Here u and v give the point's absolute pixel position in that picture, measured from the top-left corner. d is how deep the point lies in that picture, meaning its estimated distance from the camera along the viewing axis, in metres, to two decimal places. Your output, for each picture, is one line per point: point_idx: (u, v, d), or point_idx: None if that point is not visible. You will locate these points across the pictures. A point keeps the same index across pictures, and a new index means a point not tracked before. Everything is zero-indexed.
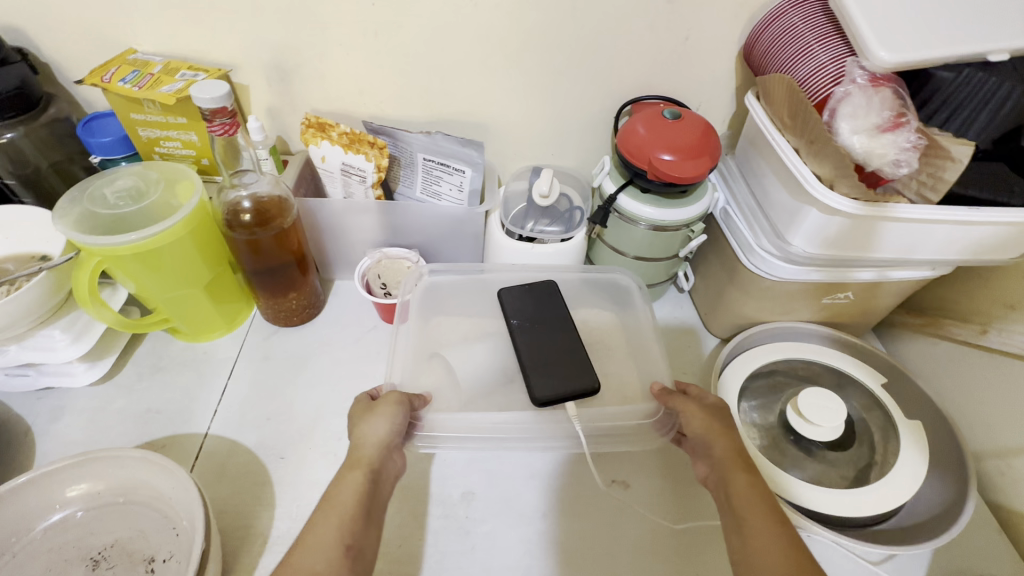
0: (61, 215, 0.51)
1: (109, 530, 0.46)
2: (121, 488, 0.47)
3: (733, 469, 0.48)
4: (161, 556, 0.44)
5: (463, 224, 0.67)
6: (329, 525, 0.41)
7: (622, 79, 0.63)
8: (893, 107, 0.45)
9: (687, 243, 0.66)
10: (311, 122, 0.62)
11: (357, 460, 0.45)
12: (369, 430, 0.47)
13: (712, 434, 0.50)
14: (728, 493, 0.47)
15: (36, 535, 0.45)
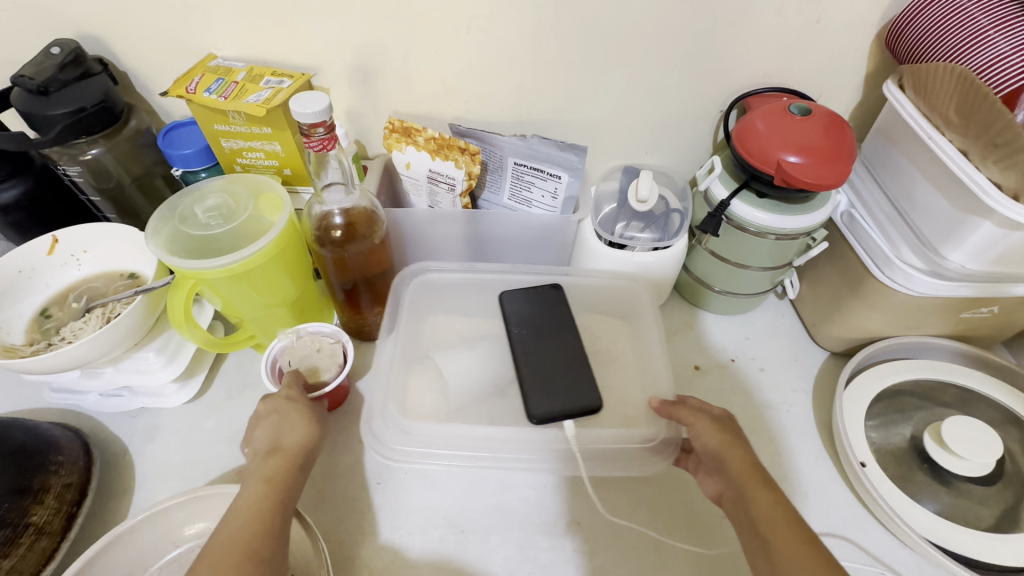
0: (154, 235, 0.50)
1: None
2: None
3: (752, 485, 0.41)
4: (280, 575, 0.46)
5: (552, 230, 0.62)
6: (257, 492, 0.41)
7: (736, 70, 0.56)
8: None
9: (805, 252, 0.59)
10: (396, 126, 0.58)
11: (278, 448, 0.44)
12: (294, 423, 0.46)
13: (723, 449, 0.44)
14: (751, 516, 0.39)
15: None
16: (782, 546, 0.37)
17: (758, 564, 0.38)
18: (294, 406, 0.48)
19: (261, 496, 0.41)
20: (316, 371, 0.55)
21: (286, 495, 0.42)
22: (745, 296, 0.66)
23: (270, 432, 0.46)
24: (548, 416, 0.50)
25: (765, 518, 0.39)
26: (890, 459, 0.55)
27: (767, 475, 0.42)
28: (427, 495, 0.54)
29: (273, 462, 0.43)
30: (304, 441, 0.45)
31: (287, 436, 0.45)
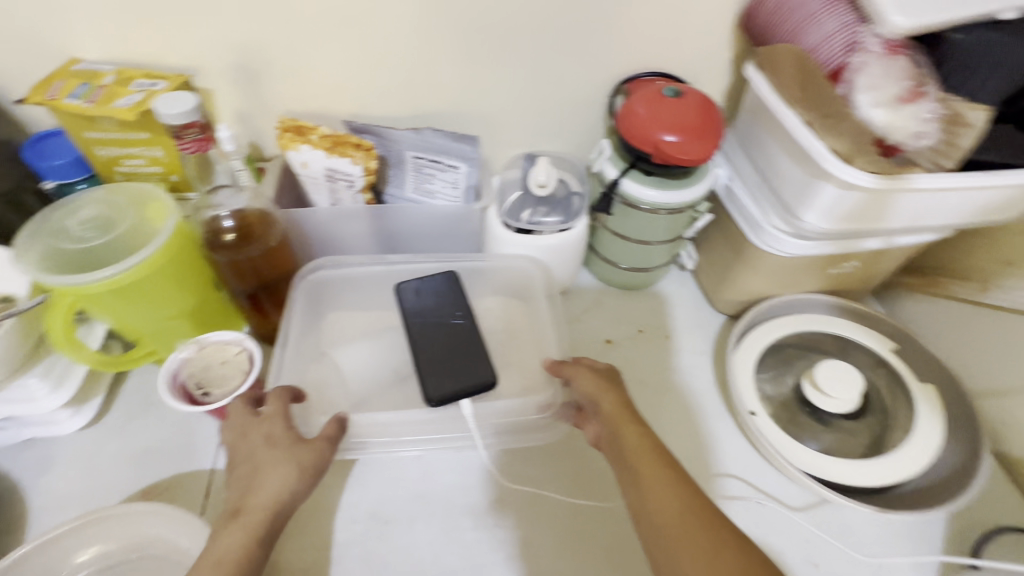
0: (22, 253, 0.47)
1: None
2: (134, 543, 0.45)
3: (623, 422, 0.47)
4: None
5: (460, 221, 0.64)
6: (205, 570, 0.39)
7: (616, 57, 0.60)
8: (911, 76, 0.46)
9: (692, 224, 0.64)
10: (287, 125, 0.57)
11: (244, 510, 0.42)
12: (263, 482, 0.43)
13: (599, 393, 0.49)
14: (620, 449, 0.45)
15: None
16: (642, 470, 0.43)
17: (625, 484, 0.44)
18: (273, 457, 0.44)
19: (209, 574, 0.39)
20: (220, 381, 0.53)
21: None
22: (650, 269, 0.70)
23: (242, 487, 0.44)
24: (443, 397, 0.52)
25: (630, 448, 0.45)
26: (777, 406, 0.61)
27: (636, 412, 0.48)
28: (349, 491, 0.54)
29: (232, 526, 0.41)
30: (272, 501, 0.43)
31: (253, 497, 0.43)
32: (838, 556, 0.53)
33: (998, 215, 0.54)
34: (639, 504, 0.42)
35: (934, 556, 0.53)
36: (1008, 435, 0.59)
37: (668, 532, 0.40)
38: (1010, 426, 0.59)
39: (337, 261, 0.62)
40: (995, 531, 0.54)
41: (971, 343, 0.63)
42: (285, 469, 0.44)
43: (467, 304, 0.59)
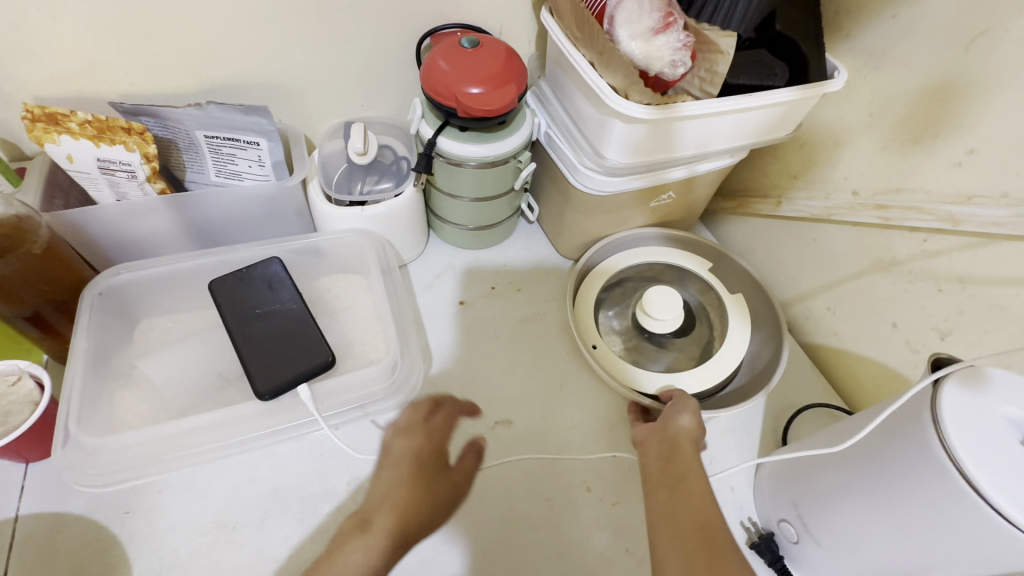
0: None
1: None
2: None
3: (682, 445, 0.48)
4: None
5: (277, 201, 0.60)
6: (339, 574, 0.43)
7: (410, 10, 0.57)
8: (661, 7, 0.48)
9: (519, 174, 0.65)
10: (36, 113, 0.48)
11: (368, 514, 0.49)
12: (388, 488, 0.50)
13: (677, 410, 0.52)
14: (668, 464, 0.47)
15: None
16: (683, 486, 0.44)
17: (659, 493, 0.45)
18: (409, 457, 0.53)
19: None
20: (7, 415, 0.47)
21: None
22: (495, 225, 0.70)
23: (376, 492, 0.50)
24: (275, 389, 0.49)
25: (678, 466, 0.46)
26: (619, 336, 0.65)
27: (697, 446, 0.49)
28: (190, 506, 0.50)
29: (360, 542, 0.46)
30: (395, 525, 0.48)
31: (380, 514, 0.48)
32: None
33: (783, 132, 0.59)
34: (663, 510, 0.43)
35: (755, 441, 0.60)
36: (812, 327, 0.67)
37: (685, 541, 0.40)
38: (812, 319, 0.67)
39: (133, 265, 0.55)
40: (801, 409, 0.62)
41: (776, 252, 0.71)
42: (422, 486, 0.51)
43: (295, 289, 0.55)
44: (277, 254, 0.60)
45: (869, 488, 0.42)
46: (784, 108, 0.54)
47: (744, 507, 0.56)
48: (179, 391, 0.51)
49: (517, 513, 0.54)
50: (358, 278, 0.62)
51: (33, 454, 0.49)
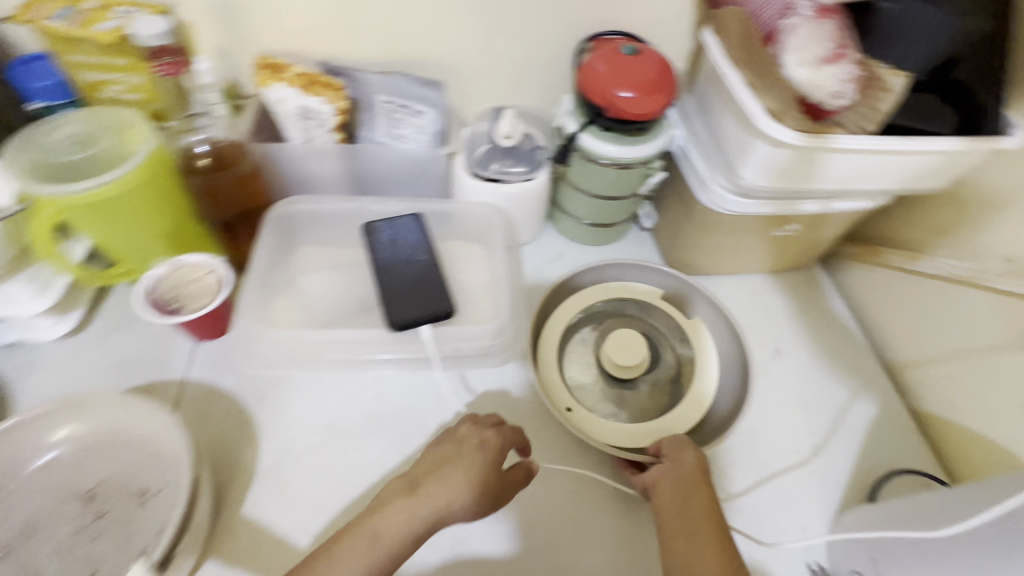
0: (9, 160, 0.51)
1: (96, 470, 0.46)
2: (111, 429, 0.47)
3: (699, 488, 0.48)
4: (153, 488, 0.45)
5: (426, 165, 0.67)
6: (364, 550, 0.43)
7: (580, 14, 0.62)
8: (835, 39, 0.50)
9: (647, 180, 0.67)
10: (265, 62, 0.60)
11: (414, 486, 0.47)
12: (447, 481, 0.46)
13: (684, 450, 0.52)
14: (684, 509, 0.47)
15: (27, 476, 0.45)
16: (704, 535, 0.45)
17: (679, 544, 0.45)
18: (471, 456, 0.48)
19: (398, 529, 0.44)
20: (192, 298, 0.58)
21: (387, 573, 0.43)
22: (609, 224, 0.74)
23: (427, 470, 0.48)
24: (406, 321, 0.54)
25: (696, 513, 0.46)
26: (590, 383, 0.63)
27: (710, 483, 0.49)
28: (311, 406, 0.59)
29: (403, 503, 0.45)
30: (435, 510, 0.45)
31: (430, 481, 0.47)
32: (750, 487, 0.58)
33: (939, 183, 0.56)
34: (683, 563, 0.43)
35: (837, 490, 0.58)
36: (925, 392, 0.64)
37: None
38: (926, 384, 0.64)
39: (305, 199, 0.64)
40: (896, 472, 0.59)
41: (898, 307, 0.68)
42: (468, 469, 0.47)
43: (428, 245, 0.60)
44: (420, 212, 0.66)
45: (955, 555, 0.40)
46: (944, 158, 0.52)
47: (813, 550, 0.55)
48: (321, 310, 0.60)
49: (584, 488, 0.57)
50: (482, 247, 0.67)
51: (209, 332, 0.60)
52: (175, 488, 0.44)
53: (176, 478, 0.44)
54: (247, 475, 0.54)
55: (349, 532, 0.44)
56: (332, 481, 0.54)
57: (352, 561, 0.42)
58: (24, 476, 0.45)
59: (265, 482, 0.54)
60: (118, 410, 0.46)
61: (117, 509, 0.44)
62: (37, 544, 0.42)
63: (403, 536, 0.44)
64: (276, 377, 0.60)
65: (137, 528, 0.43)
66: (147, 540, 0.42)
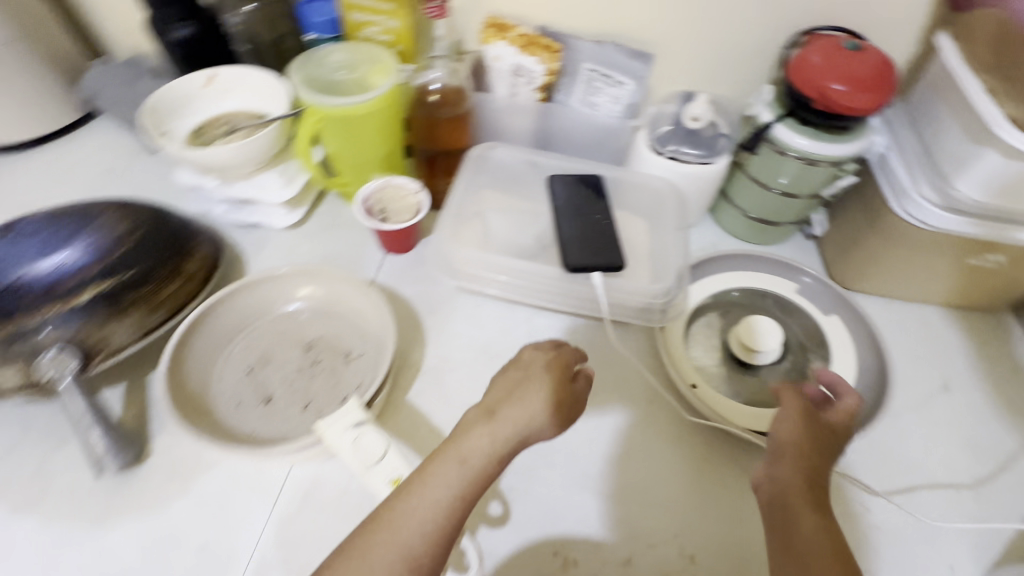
0: (295, 75, 0.64)
1: (315, 327, 0.56)
2: (329, 299, 0.57)
3: (800, 500, 0.41)
4: (355, 352, 0.54)
5: (611, 135, 0.72)
6: (453, 472, 0.42)
7: (800, 8, 0.62)
8: None
9: (833, 183, 0.66)
10: (491, 22, 0.67)
11: (490, 411, 0.45)
12: (525, 401, 0.44)
13: (790, 443, 0.44)
14: (791, 524, 0.40)
15: (266, 320, 0.56)
16: (812, 572, 0.37)
17: (784, 572, 0.38)
18: (536, 380, 0.46)
19: (480, 450, 0.43)
20: (396, 212, 0.67)
21: (478, 489, 0.42)
22: (777, 224, 0.73)
23: (502, 397, 0.46)
24: (581, 265, 0.59)
25: (804, 533, 0.39)
26: (712, 365, 0.62)
27: (818, 496, 0.42)
28: (470, 328, 0.66)
29: (485, 429, 0.43)
30: (515, 427, 0.44)
31: (506, 407, 0.45)
32: (894, 510, 0.54)
33: None
34: None
35: (1000, 544, 0.53)
36: None
37: None
38: None
39: (504, 146, 0.72)
40: None
41: None
42: (540, 392, 0.45)
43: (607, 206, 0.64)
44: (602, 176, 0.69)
45: None
46: None
47: None
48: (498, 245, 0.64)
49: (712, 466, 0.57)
50: (656, 223, 0.67)
51: (396, 247, 0.70)
52: (374, 355, 0.53)
53: (377, 347, 0.53)
54: (412, 371, 0.62)
55: (441, 450, 0.44)
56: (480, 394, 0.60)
57: (444, 474, 0.42)
58: (265, 319, 0.56)
59: (425, 379, 0.61)
60: (340, 284, 0.56)
61: (328, 361, 0.54)
62: (270, 371, 0.53)
63: (488, 458, 0.42)
64: (444, 298, 0.67)
65: (342, 378, 0.52)
66: (350, 390, 0.51)
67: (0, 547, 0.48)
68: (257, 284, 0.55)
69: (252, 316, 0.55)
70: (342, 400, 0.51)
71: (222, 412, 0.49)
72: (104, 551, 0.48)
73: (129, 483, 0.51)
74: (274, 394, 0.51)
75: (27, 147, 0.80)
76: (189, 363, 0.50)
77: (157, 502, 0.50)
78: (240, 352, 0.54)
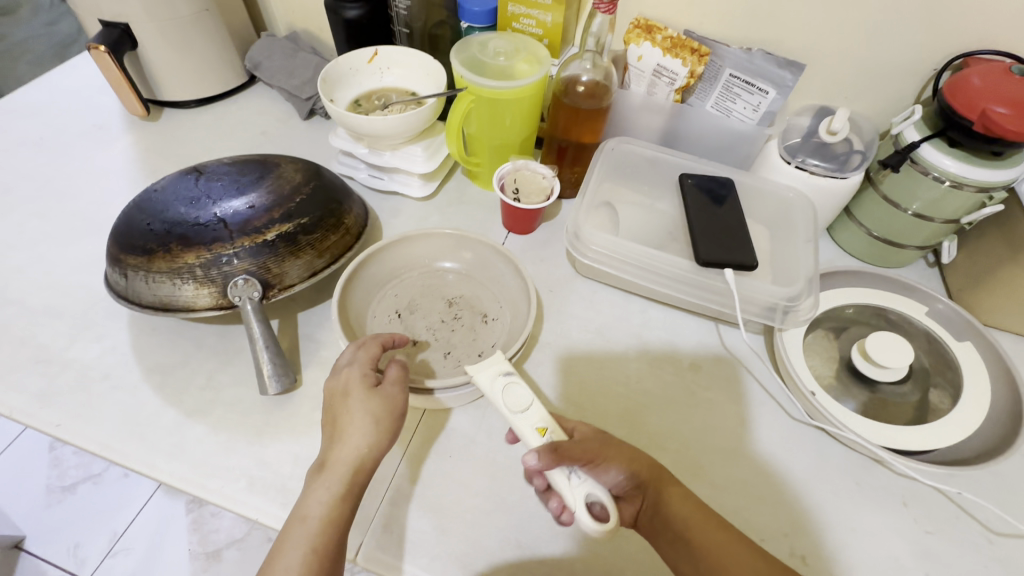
0: (455, 56, 0.69)
1: (457, 287, 0.65)
2: (473, 264, 0.66)
3: (668, 489, 0.47)
4: (490, 314, 0.63)
5: (743, 140, 0.73)
6: (299, 543, 0.42)
7: (965, 30, 0.62)
8: None
9: (978, 210, 0.64)
10: (640, 24, 0.70)
11: (329, 464, 0.46)
12: (345, 438, 0.46)
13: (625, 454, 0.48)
14: (670, 519, 0.46)
15: (418, 274, 0.65)
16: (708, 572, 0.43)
17: None
18: (350, 405, 0.47)
19: (323, 508, 0.44)
20: (529, 194, 0.71)
21: (331, 541, 0.43)
22: (904, 247, 0.71)
23: (329, 443, 0.47)
24: (713, 260, 0.60)
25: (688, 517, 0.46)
26: (828, 376, 0.63)
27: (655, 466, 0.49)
28: (585, 310, 0.69)
29: (320, 483, 0.45)
30: (353, 455, 0.46)
31: (335, 452, 0.46)
32: (1022, 546, 0.53)
33: None
34: None
35: None
36: None
37: None
38: None
39: (633, 142, 0.74)
40: None
41: None
42: (353, 411, 0.47)
43: (738, 207, 0.66)
44: (732, 179, 0.71)
45: None
46: None
47: None
48: (626, 234, 0.67)
49: (823, 475, 0.57)
50: (785, 232, 0.67)
51: (521, 228, 0.74)
52: (508, 322, 0.62)
53: (511, 316, 0.62)
54: (530, 343, 0.66)
55: (290, 519, 0.44)
56: (595, 373, 0.63)
57: (293, 551, 0.42)
58: (416, 272, 0.66)
59: (543, 352, 0.65)
60: (485, 256, 0.65)
61: (466, 317, 0.62)
62: (416, 318, 0.62)
63: (331, 504, 0.44)
64: (562, 280, 0.71)
65: (478, 335, 0.61)
66: (486, 347, 0.60)
67: (174, 445, 0.54)
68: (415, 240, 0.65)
69: (405, 269, 0.65)
70: (478, 355, 0.59)
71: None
72: (261, 461, 0.53)
73: (285, 406, 0.57)
74: (419, 337, 0.60)
75: (196, 105, 0.89)
76: (354, 299, 0.60)
77: (306, 426, 0.56)
78: (392, 298, 0.63)
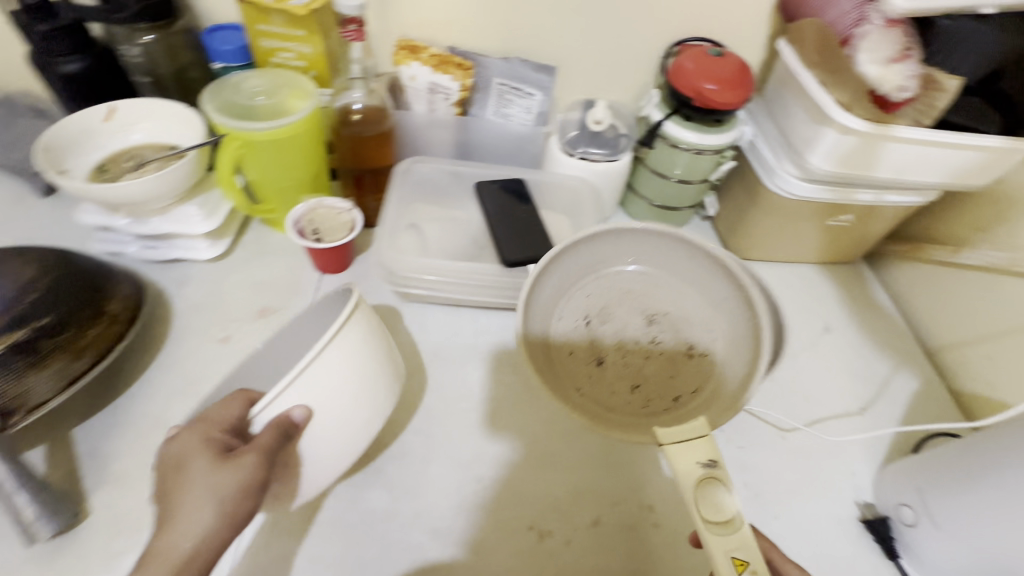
0: (209, 102, 0.63)
1: (660, 301, 0.63)
2: (670, 269, 0.63)
3: None
4: (698, 347, 0.60)
5: (527, 141, 0.78)
6: None
7: (672, 22, 0.73)
8: (901, 43, 0.59)
9: (718, 168, 0.76)
10: (404, 44, 0.71)
11: (156, 542, 0.40)
12: (179, 514, 0.40)
13: None
14: None
15: (604, 273, 0.64)
16: None
17: None
18: (189, 478, 0.41)
19: None
20: (330, 231, 0.67)
21: None
22: (677, 209, 0.83)
23: (166, 515, 0.41)
24: (518, 260, 0.64)
25: None
26: None
27: None
28: (418, 334, 0.68)
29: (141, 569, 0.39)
30: (186, 537, 0.40)
31: (167, 530, 0.40)
32: (803, 436, 0.64)
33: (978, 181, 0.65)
34: None
35: (881, 446, 0.64)
36: (962, 372, 0.70)
37: None
38: (962, 365, 0.70)
39: (428, 159, 0.74)
40: (932, 434, 0.64)
41: (937, 299, 0.74)
42: (189, 484, 0.41)
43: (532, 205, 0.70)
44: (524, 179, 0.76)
45: (996, 479, 0.46)
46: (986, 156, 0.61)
47: (860, 490, 0.61)
48: (437, 251, 0.69)
49: None
50: (575, 219, 0.75)
51: (333, 266, 0.70)
52: (724, 342, 0.59)
53: (727, 353, 0.58)
54: None
55: None
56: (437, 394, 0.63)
57: None
58: (610, 272, 0.64)
59: None
60: (671, 254, 0.62)
61: (668, 337, 0.61)
62: (606, 330, 0.61)
63: None
64: (388, 311, 0.69)
65: (677, 372, 0.59)
66: (695, 386, 0.58)
67: None
68: (605, 237, 0.62)
69: (594, 266, 0.63)
70: (671, 400, 0.57)
71: (557, 358, 0.59)
72: None
73: None
74: (603, 356, 0.60)
75: None
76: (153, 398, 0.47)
77: None
78: (584, 298, 0.62)
